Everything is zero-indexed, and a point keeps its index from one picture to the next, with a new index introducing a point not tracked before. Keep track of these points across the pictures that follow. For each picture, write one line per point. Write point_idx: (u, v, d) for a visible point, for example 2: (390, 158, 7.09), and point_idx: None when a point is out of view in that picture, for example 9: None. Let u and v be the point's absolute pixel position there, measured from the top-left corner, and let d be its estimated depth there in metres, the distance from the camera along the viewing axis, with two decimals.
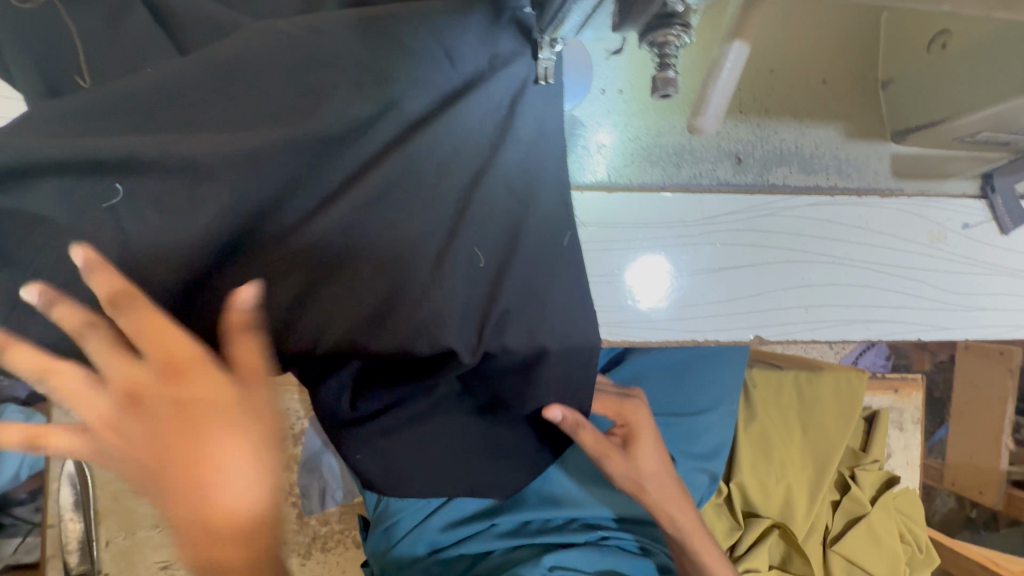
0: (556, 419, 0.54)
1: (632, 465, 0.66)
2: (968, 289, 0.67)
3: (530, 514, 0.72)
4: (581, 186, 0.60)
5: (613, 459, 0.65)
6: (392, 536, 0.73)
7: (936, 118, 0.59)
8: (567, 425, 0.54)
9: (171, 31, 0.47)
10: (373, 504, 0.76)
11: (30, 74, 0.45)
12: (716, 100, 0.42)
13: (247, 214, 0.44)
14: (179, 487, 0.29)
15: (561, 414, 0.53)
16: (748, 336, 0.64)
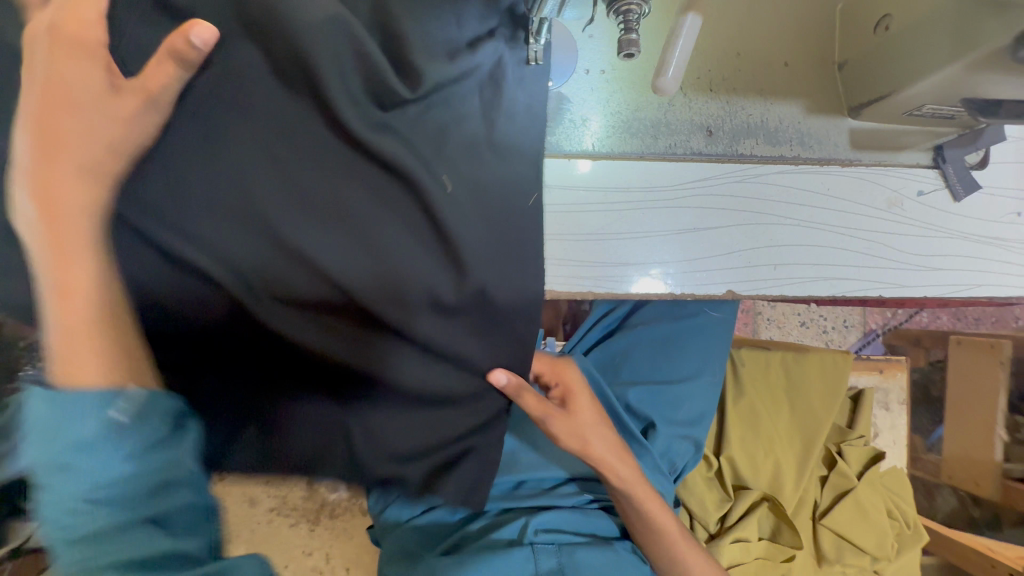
0: (499, 382, 0.60)
1: (569, 420, 0.72)
2: (925, 251, 0.74)
3: (518, 477, 0.87)
4: (568, 154, 0.68)
5: (556, 417, 0.70)
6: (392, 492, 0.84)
7: (885, 93, 0.66)
8: (510, 388, 0.61)
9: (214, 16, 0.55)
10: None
11: None
12: (676, 60, 0.50)
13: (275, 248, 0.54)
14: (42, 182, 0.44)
15: (505, 377, 0.60)
16: (721, 291, 0.71)
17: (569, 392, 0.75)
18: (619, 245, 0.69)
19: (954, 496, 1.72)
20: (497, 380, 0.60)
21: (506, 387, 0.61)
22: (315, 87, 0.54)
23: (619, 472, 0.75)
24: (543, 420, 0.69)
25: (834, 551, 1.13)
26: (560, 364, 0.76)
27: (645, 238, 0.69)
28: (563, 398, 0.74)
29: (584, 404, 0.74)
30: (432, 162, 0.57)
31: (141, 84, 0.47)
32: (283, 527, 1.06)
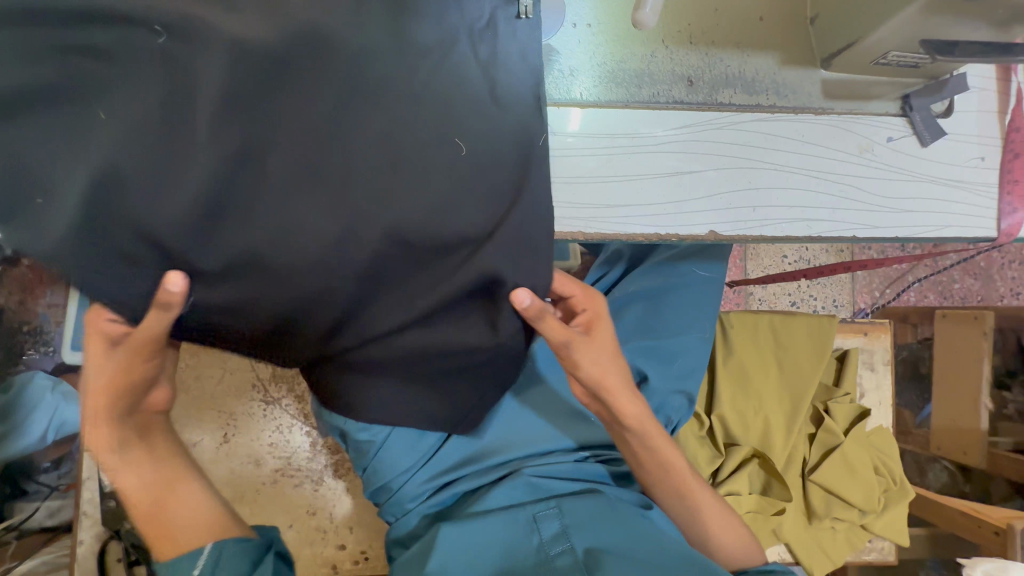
0: (523, 303, 0.63)
1: (592, 348, 0.74)
2: (895, 194, 0.78)
3: (511, 452, 0.94)
4: (557, 103, 0.72)
5: (578, 344, 0.72)
6: (391, 484, 0.92)
7: (854, 40, 0.71)
8: (531, 310, 0.63)
9: None
10: (361, 470, 0.93)
11: None
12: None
13: (283, 203, 0.56)
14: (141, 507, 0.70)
15: (527, 297, 0.63)
16: (705, 232, 0.75)
17: (596, 318, 0.76)
18: (607, 188, 0.73)
19: (945, 471, 1.77)
20: (521, 300, 0.63)
21: (528, 309, 0.63)
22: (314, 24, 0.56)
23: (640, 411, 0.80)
24: (568, 348, 0.71)
25: (823, 506, 1.18)
26: (593, 291, 0.76)
27: (631, 181, 0.74)
28: (588, 324, 0.75)
29: (606, 335, 0.75)
30: (435, 124, 0.60)
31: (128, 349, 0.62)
32: (288, 487, 1.09)
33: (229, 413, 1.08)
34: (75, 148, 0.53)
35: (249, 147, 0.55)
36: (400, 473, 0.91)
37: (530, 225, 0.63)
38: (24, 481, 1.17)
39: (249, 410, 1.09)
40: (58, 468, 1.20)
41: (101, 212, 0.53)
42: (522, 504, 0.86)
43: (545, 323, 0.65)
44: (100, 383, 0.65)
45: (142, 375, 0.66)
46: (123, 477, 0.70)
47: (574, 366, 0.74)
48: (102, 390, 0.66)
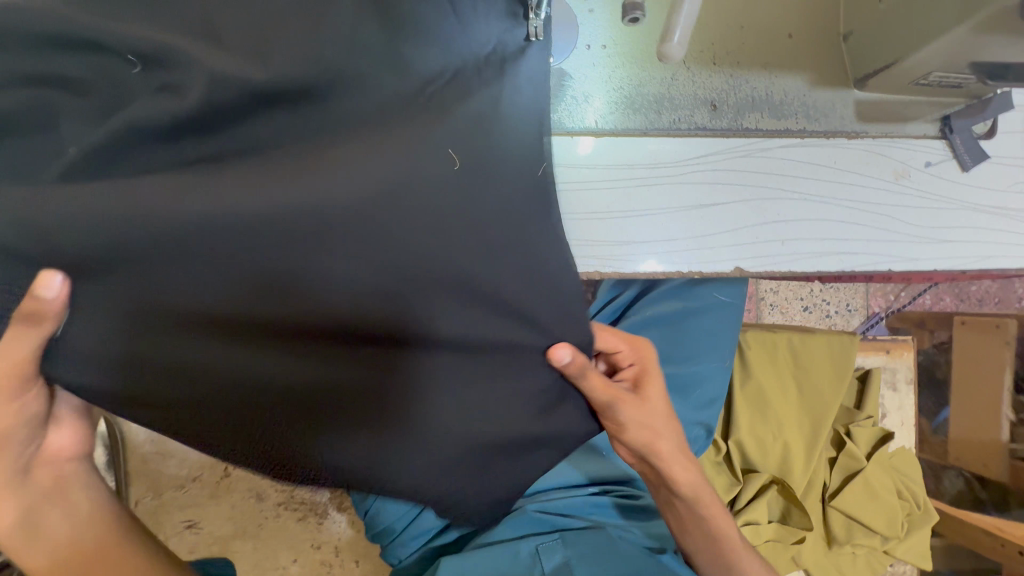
0: (563, 360, 0.54)
1: (641, 409, 0.70)
2: (934, 223, 0.73)
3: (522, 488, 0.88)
4: (570, 131, 0.67)
5: (626, 403, 0.67)
6: (394, 528, 0.85)
7: (893, 61, 0.65)
8: (574, 367, 0.55)
9: None
10: (361, 513, 0.87)
11: None
12: (682, 26, 0.49)
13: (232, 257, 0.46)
14: None
15: (569, 353, 0.54)
16: (729, 268, 0.70)
17: (646, 377, 0.72)
18: (625, 223, 0.68)
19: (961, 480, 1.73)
20: (561, 357, 0.54)
21: (569, 366, 0.55)
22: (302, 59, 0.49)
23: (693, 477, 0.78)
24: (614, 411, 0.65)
25: (844, 533, 1.13)
26: (639, 342, 0.73)
27: (651, 214, 0.69)
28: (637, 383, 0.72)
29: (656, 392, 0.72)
30: (425, 149, 0.49)
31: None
32: (291, 521, 1.05)
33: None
34: None
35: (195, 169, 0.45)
36: (402, 515, 0.84)
37: (535, 270, 0.52)
38: None
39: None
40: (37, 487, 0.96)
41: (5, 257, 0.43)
42: (525, 536, 0.80)
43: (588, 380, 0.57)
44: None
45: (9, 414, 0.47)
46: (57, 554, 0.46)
47: (621, 428, 0.70)
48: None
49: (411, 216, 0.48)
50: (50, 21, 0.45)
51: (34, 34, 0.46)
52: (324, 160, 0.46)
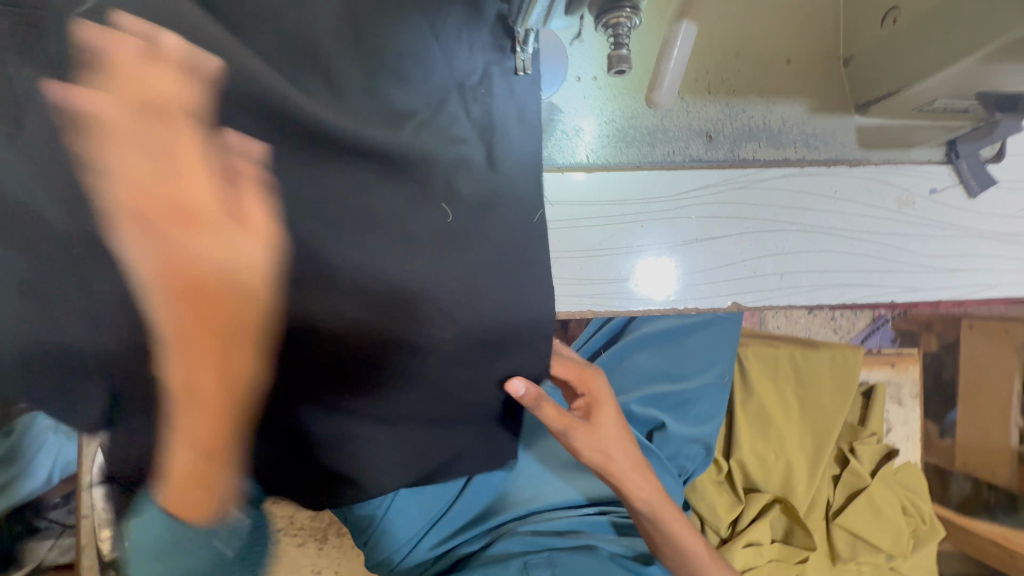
0: (518, 391, 0.51)
1: (595, 436, 0.67)
2: (939, 251, 0.70)
3: (521, 511, 0.80)
4: (561, 167, 0.65)
5: (577, 430, 0.66)
6: (392, 560, 0.76)
7: (896, 88, 0.62)
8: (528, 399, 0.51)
9: None
10: (361, 545, 0.76)
11: None
12: (672, 73, 0.46)
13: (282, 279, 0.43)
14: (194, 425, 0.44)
15: (523, 385, 0.51)
16: (726, 303, 0.68)
17: (596, 403, 0.69)
18: (616, 262, 0.67)
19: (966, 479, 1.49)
20: (515, 390, 0.50)
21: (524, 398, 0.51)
22: None
23: (650, 494, 0.71)
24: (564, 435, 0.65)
25: (849, 551, 1.10)
26: (588, 374, 0.69)
27: (645, 254, 0.67)
28: (587, 411, 0.69)
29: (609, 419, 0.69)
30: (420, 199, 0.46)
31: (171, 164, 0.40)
32: None
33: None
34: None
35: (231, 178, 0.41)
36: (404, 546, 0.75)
37: (528, 307, 0.48)
38: None
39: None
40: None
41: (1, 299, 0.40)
42: (511, 555, 0.72)
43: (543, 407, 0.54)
44: (143, 187, 0.40)
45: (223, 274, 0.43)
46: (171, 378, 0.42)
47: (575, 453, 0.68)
48: (144, 195, 0.40)
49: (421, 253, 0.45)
50: None
51: None
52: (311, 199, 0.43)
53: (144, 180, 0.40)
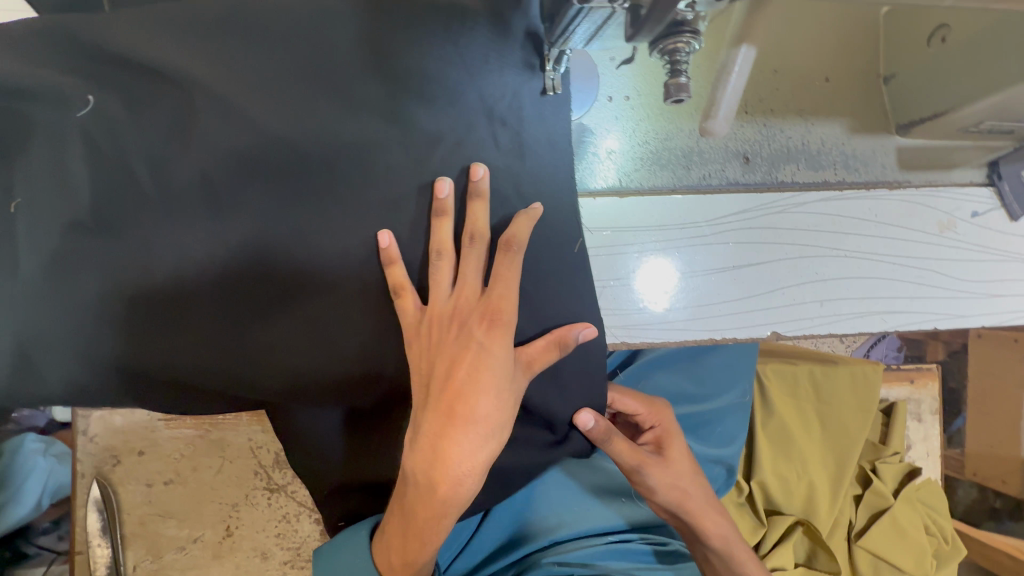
0: (588, 424, 0.56)
1: (668, 470, 0.67)
2: (984, 275, 0.68)
3: (549, 540, 0.71)
4: (592, 193, 0.62)
5: (650, 466, 0.65)
6: None
7: (942, 109, 0.59)
8: (598, 431, 0.56)
9: (167, 59, 0.46)
10: None
11: (47, 107, 0.46)
12: (726, 102, 0.44)
13: (300, 270, 0.49)
14: (419, 530, 0.47)
15: (593, 417, 0.56)
16: (766, 333, 0.65)
17: (667, 437, 0.69)
18: (651, 291, 0.64)
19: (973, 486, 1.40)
20: (584, 422, 0.55)
21: (593, 430, 0.56)
22: (330, 157, 0.49)
23: (726, 529, 0.70)
24: (637, 471, 0.65)
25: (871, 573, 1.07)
26: (659, 407, 0.69)
27: (680, 281, 0.64)
28: (659, 445, 0.69)
29: (681, 451, 0.69)
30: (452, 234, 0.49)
31: (491, 299, 0.46)
32: None
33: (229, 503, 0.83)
34: (65, 325, 0.49)
35: (275, 217, 0.49)
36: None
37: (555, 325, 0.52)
38: (23, 546, 0.93)
39: (253, 499, 0.84)
40: (59, 529, 0.94)
41: (93, 349, 0.49)
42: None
43: (611, 442, 0.59)
44: (468, 316, 0.46)
45: (459, 343, 0.45)
46: (410, 486, 0.46)
47: (650, 491, 0.67)
48: (484, 319, 0.45)
49: (466, 270, 0.47)
50: (64, 135, 0.46)
51: (57, 161, 0.47)
52: (354, 220, 0.50)
53: (455, 337, 0.46)
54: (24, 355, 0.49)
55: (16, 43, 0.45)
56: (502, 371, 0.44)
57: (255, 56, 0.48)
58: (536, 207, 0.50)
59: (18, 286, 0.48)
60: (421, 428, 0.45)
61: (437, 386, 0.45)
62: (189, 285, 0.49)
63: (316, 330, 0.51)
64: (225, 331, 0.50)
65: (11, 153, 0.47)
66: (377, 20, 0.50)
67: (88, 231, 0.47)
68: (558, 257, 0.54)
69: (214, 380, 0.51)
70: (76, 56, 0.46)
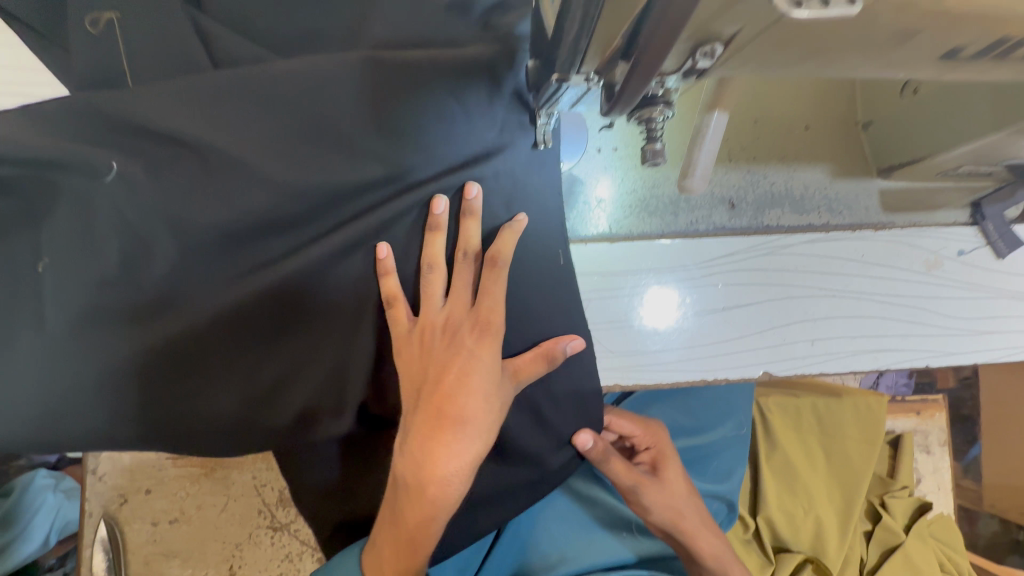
0: (586, 445, 0.58)
1: (664, 489, 0.67)
2: (975, 313, 0.69)
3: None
4: (584, 239, 0.65)
5: (646, 486, 0.66)
6: None
7: (920, 155, 0.61)
8: (595, 451, 0.59)
9: (179, 127, 0.49)
10: None
11: (70, 171, 0.49)
12: (703, 161, 0.47)
13: (305, 320, 0.52)
14: (410, 533, 0.49)
15: (591, 438, 0.58)
16: (757, 372, 0.66)
17: (661, 457, 0.71)
18: (645, 334, 0.66)
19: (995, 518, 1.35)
20: (584, 442, 0.58)
21: (592, 451, 0.59)
22: (334, 215, 0.52)
23: (719, 548, 0.68)
24: (635, 491, 0.66)
25: None
26: (652, 428, 0.72)
27: (672, 327, 0.66)
28: (654, 464, 0.70)
29: (677, 472, 0.69)
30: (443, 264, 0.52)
31: (480, 310, 0.50)
32: None
33: (233, 542, 0.84)
34: (84, 377, 0.51)
35: (280, 272, 0.51)
36: None
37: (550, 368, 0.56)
38: None
39: (255, 538, 0.84)
40: (65, 565, 0.96)
41: (109, 398, 0.52)
42: None
43: (607, 461, 0.61)
44: (459, 326, 0.51)
45: (450, 351, 0.50)
46: (402, 483, 0.49)
47: (644, 511, 0.67)
48: (475, 327, 0.50)
49: (457, 282, 0.52)
50: (88, 198, 0.50)
51: (82, 221, 0.50)
52: (358, 270, 0.53)
53: (446, 345, 0.50)
54: (41, 405, 0.51)
55: (48, 118, 0.49)
56: (489, 376, 0.49)
57: (261, 121, 0.50)
58: (520, 219, 0.53)
59: (43, 340, 0.51)
60: (413, 429, 0.49)
61: (427, 390, 0.49)
62: (200, 341, 0.51)
63: (326, 368, 0.53)
64: (238, 374, 0.52)
65: (41, 216, 0.51)
66: (375, 77, 0.51)
67: (108, 287, 0.50)
68: (547, 298, 0.57)
69: (222, 427, 0.53)
70: (101, 126, 0.49)
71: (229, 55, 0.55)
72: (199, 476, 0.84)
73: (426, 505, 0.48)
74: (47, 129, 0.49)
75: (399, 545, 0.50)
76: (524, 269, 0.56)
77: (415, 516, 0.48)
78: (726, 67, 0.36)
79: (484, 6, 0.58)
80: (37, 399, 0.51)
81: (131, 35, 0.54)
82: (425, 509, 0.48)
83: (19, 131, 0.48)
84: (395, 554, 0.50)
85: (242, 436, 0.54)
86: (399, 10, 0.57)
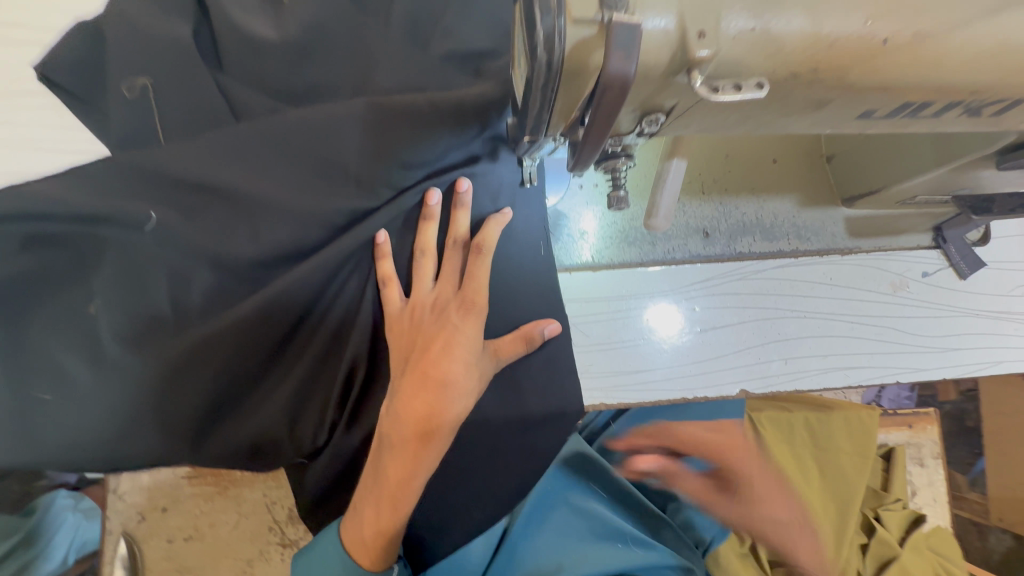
0: None
1: None
2: (940, 333, 0.73)
3: None
4: (569, 268, 0.70)
5: None
6: None
7: (877, 186, 0.67)
8: None
9: (210, 182, 0.56)
10: None
11: (113, 222, 0.55)
12: (665, 203, 0.52)
13: (318, 350, 0.59)
14: (392, 490, 0.54)
15: None
16: (734, 390, 0.71)
17: None
18: (627, 354, 0.70)
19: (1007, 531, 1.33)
20: None
21: None
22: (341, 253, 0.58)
23: None
24: None
25: None
26: None
27: (653, 344, 0.71)
28: None
29: None
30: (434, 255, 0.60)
31: (466, 292, 0.57)
32: None
33: (246, 558, 0.88)
34: (119, 406, 0.57)
35: (292, 309, 0.57)
36: None
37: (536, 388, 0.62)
38: None
39: (267, 554, 0.89)
40: None
41: (144, 423, 0.57)
42: None
43: None
44: (446, 304, 0.58)
45: (437, 324, 0.57)
46: (387, 439, 0.54)
47: None
48: (460, 302, 0.57)
49: (448, 265, 0.59)
50: (128, 245, 0.56)
51: (123, 266, 0.56)
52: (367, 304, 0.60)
53: (434, 320, 0.57)
54: (80, 431, 0.57)
55: (96, 177, 0.56)
56: (469, 347, 0.56)
57: (278, 173, 0.56)
58: (505, 212, 0.60)
59: (87, 372, 0.57)
60: (400, 390, 0.55)
61: (415, 358, 0.56)
62: (225, 373, 0.57)
63: (339, 392, 0.60)
64: (262, 399, 0.60)
65: (88, 262, 0.57)
66: (376, 128, 0.56)
67: (149, 323, 0.57)
68: (531, 320, 0.63)
69: (241, 445, 0.60)
70: (142, 183, 0.56)
71: (249, 111, 0.61)
72: (217, 495, 0.88)
73: (408, 461, 0.54)
74: (96, 187, 0.55)
75: (381, 500, 0.54)
76: (513, 301, 0.63)
77: (395, 471, 0.54)
78: (673, 130, 0.41)
79: (476, 61, 0.64)
80: (77, 427, 0.57)
81: (163, 99, 0.61)
82: (407, 464, 0.54)
83: (71, 191, 0.55)
84: (376, 512, 0.55)
85: (262, 453, 0.61)
86: (400, 67, 0.63)
